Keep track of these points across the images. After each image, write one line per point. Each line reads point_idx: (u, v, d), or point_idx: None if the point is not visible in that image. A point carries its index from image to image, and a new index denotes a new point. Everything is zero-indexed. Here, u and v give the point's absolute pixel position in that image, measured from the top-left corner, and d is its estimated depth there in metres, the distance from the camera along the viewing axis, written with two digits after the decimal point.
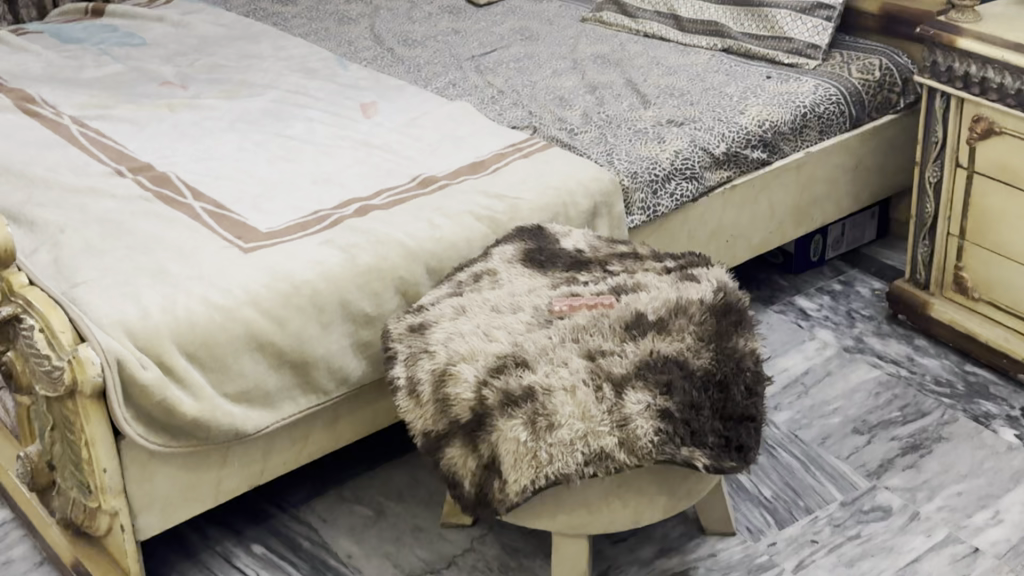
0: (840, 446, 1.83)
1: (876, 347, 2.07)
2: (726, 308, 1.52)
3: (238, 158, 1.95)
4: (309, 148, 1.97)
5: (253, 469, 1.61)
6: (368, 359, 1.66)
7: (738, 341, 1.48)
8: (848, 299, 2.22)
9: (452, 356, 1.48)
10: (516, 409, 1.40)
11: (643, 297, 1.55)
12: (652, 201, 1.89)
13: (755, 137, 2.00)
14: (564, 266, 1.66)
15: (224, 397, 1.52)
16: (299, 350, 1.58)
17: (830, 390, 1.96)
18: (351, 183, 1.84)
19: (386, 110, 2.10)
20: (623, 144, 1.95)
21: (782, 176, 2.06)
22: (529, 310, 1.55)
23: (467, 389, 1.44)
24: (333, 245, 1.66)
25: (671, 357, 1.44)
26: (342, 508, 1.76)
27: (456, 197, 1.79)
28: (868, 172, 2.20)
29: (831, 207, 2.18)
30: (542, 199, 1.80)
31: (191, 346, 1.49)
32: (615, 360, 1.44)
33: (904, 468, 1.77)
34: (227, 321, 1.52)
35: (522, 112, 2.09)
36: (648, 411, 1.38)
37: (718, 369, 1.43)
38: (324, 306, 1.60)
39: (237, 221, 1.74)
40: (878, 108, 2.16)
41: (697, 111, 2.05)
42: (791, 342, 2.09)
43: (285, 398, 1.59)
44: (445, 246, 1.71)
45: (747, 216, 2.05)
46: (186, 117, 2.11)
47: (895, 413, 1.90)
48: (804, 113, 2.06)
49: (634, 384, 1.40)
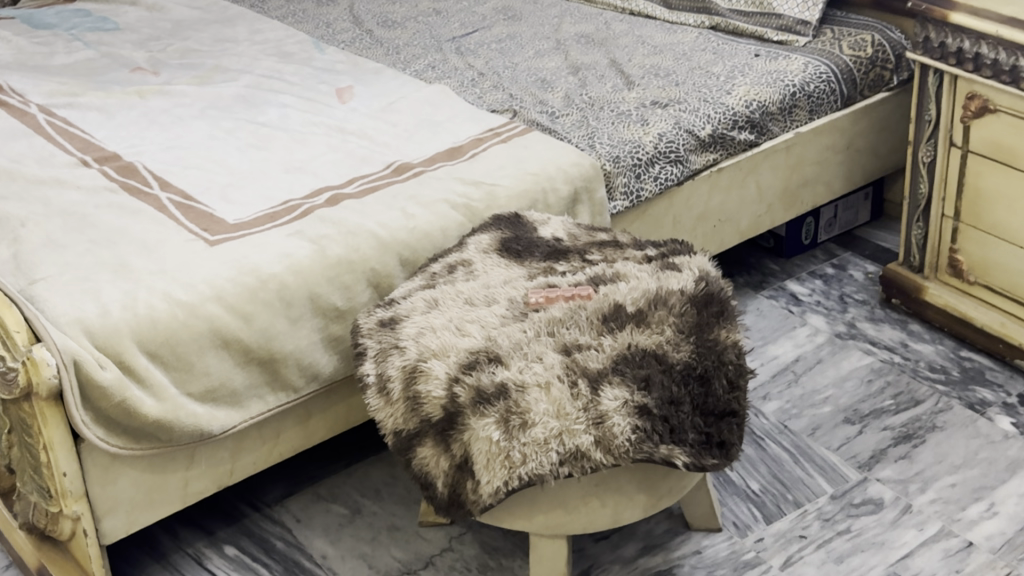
0: (831, 436, 1.77)
1: (869, 333, 2.01)
2: (708, 297, 1.46)
3: (209, 146, 1.89)
4: (281, 135, 1.91)
5: (221, 470, 1.56)
6: (340, 354, 1.60)
7: (720, 333, 1.42)
8: (840, 283, 2.15)
9: (422, 352, 1.43)
10: (488, 407, 1.34)
11: (622, 287, 1.49)
12: (635, 185, 1.83)
13: (742, 118, 1.94)
14: (542, 255, 1.60)
15: (188, 396, 1.47)
16: (266, 346, 1.52)
17: (820, 378, 1.90)
18: (324, 171, 1.78)
19: (362, 95, 2.04)
20: (606, 127, 1.89)
21: (771, 157, 1.99)
22: (504, 302, 1.49)
23: (438, 386, 1.39)
24: (302, 236, 1.61)
25: (650, 351, 1.38)
26: (318, 506, 1.71)
27: (431, 185, 1.73)
28: (860, 153, 2.14)
29: (822, 189, 2.12)
30: (520, 185, 1.73)
31: (152, 345, 1.43)
32: (592, 355, 1.38)
33: (896, 459, 1.72)
34: (190, 318, 1.47)
35: (502, 95, 2.02)
36: (625, 408, 1.32)
37: (699, 362, 1.38)
38: (292, 301, 1.54)
39: (204, 212, 1.68)
40: (870, 85, 2.09)
41: (682, 91, 1.99)
42: (781, 329, 2.03)
43: (253, 396, 1.53)
44: (419, 236, 1.65)
45: (735, 199, 1.99)
46: (157, 104, 2.05)
47: (888, 401, 1.84)
48: (793, 91, 1.99)
49: (611, 380, 1.35)
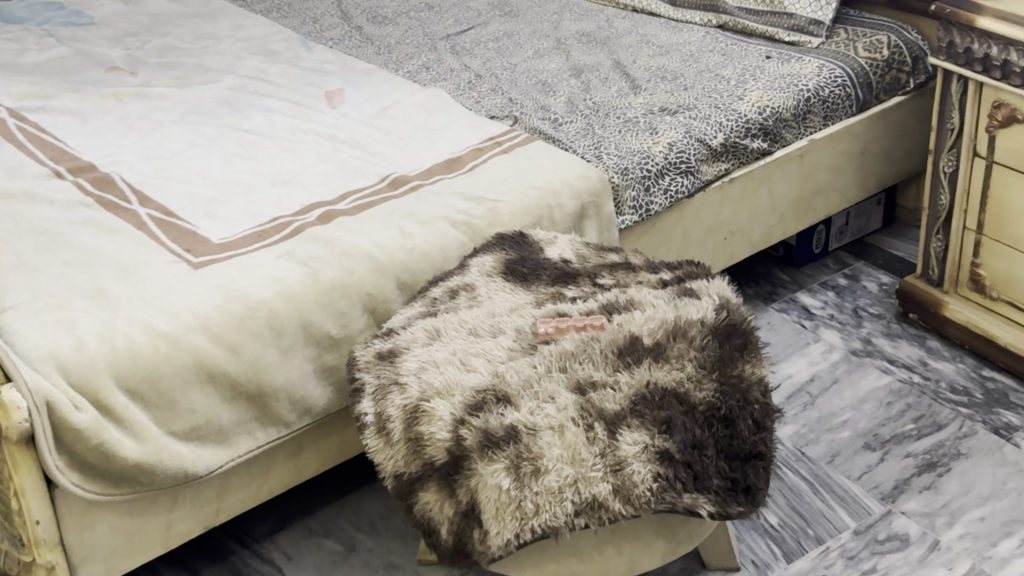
0: (851, 464, 1.68)
1: (886, 349, 1.92)
2: (730, 329, 1.36)
3: (190, 155, 1.77)
4: (267, 142, 1.80)
5: (207, 511, 1.46)
6: (334, 386, 1.50)
7: (745, 368, 1.33)
8: (854, 295, 2.06)
9: (425, 390, 1.32)
10: (497, 453, 1.24)
11: (638, 317, 1.39)
12: (644, 199, 1.72)
13: (755, 125, 1.84)
14: (550, 279, 1.50)
15: (171, 436, 1.37)
16: (255, 379, 1.42)
17: (837, 400, 1.81)
18: (315, 184, 1.67)
19: (353, 99, 1.93)
20: (612, 136, 1.78)
21: (784, 166, 1.89)
22: (511, 333, 1.39)
23: (442, 428, 1.28)
24: (293, 258, 1.50)
25: (670, 389, 1.29)
26: (310, 542, 1.61)
27: (429, 200, 1.62)
28: (875, 159, 2.04)
29: (835, 196, 2.02)
30: (524, 201, 1.63)
31: (132, 382, 1.33)
32: (608, 395, 1.28)
33: (921, 490, 1.63)
34: (173, 351, 1.36)
35: (501, 100, 1.91)
36: (645, 454, 1.23)
37: (723, 402, 1.28)
38: (283, 329, 1.44)
39: (187, 230, 1.58)
40: (886, 89, 1.99)
41: (691, 96, 1.89)
42: (795, 345, 1.94)
43: (241, 432, 1.43)
44: (418, 257, 1.54)
45: (748, 210, 1.89)
46: (135, 107, 1.93)
47: (910, 426, 1.75)
48: (808, 97, 1.89)
49: (630, 422, 1.25)
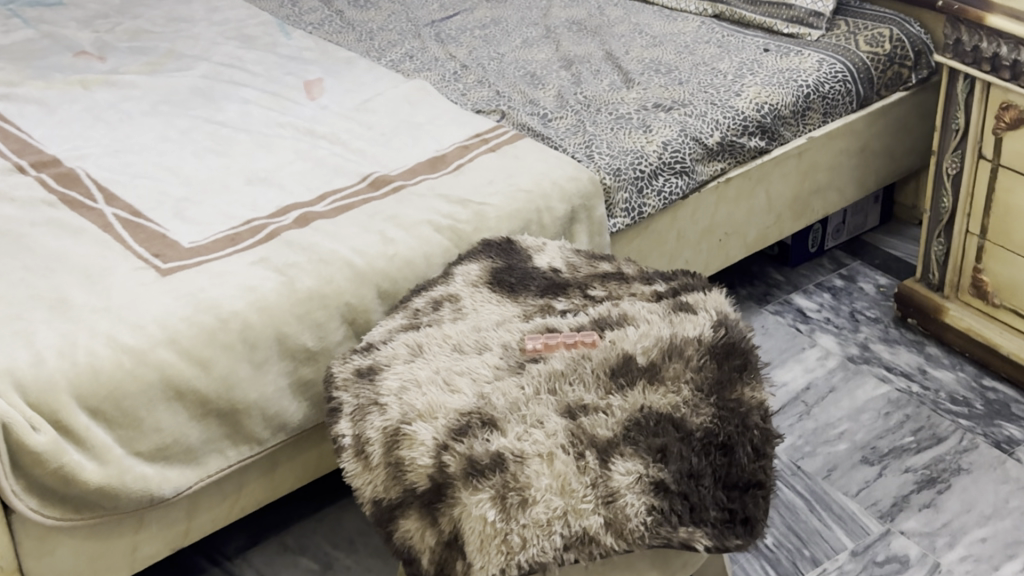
0: (848, 480, 1.62)
1: (884, 356, 1.86)
2: (728, 348, 1.29)
3: (160, 150, 1.69)
4: (242, 137, 1.71)
5: (175, 532, 1.38)
6: (310, 401, 1.42)
7: (744, 392, 1.26)
8: (851, 298, 1.99)
9: (406, 411, 1.25)
10: (482, 481, 1.17)
11: (631, 334, 1.32)
12: (637, 201, 1.65)
13: (753, 123, 1.76)
14: (538, 290, 1.42)
15: (136, 456, 1.29)
16: (226, 396, 1.34)
17: (834, 410, 1.75)
18: (292, 184, 1.59)
19: (333, 90, 1.84)
20: (604, 133, 1.70)
21: (782, 165, 1.82)
22: (497, 350, 1.32)
23: (424, 453, 1.21)
24: (267, 265, 1.42)
25: (665, 414, 1.22)
26: (285, 560, 1.54)
27: (412, 203, 1.54)
28: (874, 156, 1.97)
29: (833, 195, 1.95)
30: (512, 204, 1.55)
31: (95, 400, 1.25)
32: (600, 420, 1.21)
33: (921, 508, 1.57)
34: (138, 368, 1.28)
35: (488, 93, 1.84)
36: (639, 485, 1.16)
37: (721, 429, 1.21)
38: (256, 342, 1.36)
39: (156, 233, 1.50)
40: (888, 85, 1.92)
41: (686, 91, 1.81)
42: (789, 350, 1.87)
43: (211, 451, 1.35)
44: (400, 264, 1.46)
45: (744, 211, 1.81)
46: (103, 96, 1.84)
47: (908, 438, 1.69)
48: (807, 93, 1.82)
49: (623, 451, 1.18)
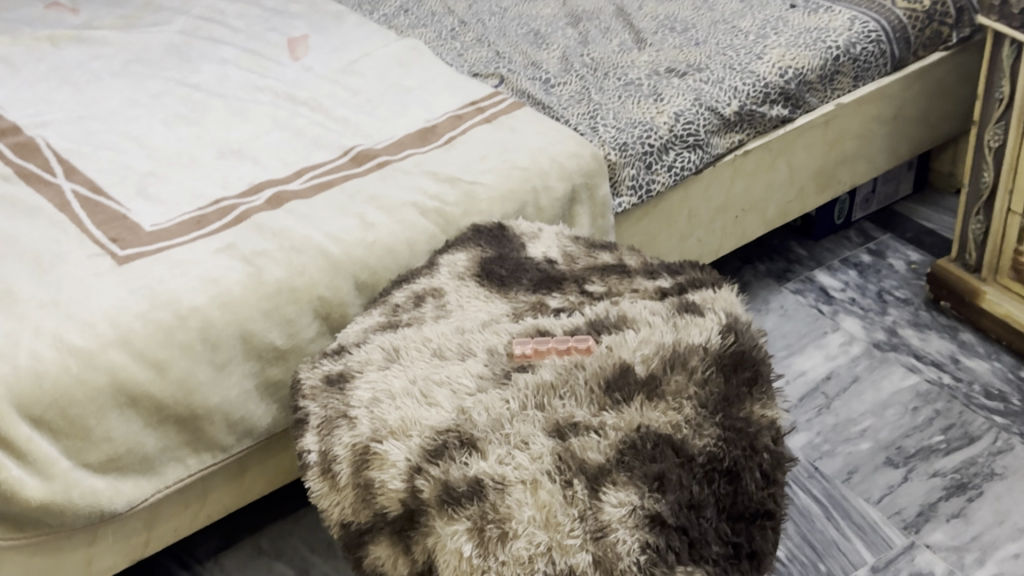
0: (870, 485, 1.49)
1: (914, 343, 1.72)
2: (738, 359, 1.16)
3: (128, 117, 1.56)
4: (217, 103, 1.58)
5: (134, 543, 1.27)
6: (280, 403, 1.30)
7: (754, 409, 1.13)
8: (879, 276, 1.85)
9: (377, 428, 1.13)
10: (458, 511, 1.04)
11: (630, 339, 1.18)
12: (645, 178, 1.50)
13: (775, 90, 1.60)
14: (531, 284, 1.29)
15: (85, 467, 1.18)
16: (184, 401, 1.22)
17: (857, 404, 1.61)
18: (267, 158, 1.46)
19: (318, 48, 1.71)
20: (612, 102, 1.56)
21: (806, 134, 1.66)
22: (482, 356, 1.19)
23: (395, 476, 1.09)
24: (234, 253, 1.29)
25: (665, 436, 1.09)
26: (258, 565, 1.43)
27: (396, 181, 1.41)
28: (908, 123, 1.81)
29: (863, 165, 1.79)
30: (506, 184, 1.41)
31: (37, 408, 1.13)
32: (592, 443, 1.08)
33: (949, 519, 1.44)
34: (86, 372, 1.16)
35: (487, 53, 1.70)
36: (633, 519, 1.02)
37: (726, 453, 1.08)
38: (218, 342, 1.23)
39: (116, 214, 1.37)
40: (926, 44, 1.75)
41: (703, 54, 1.66)
42: (809, 335, 1.74)
43: (170, 460, 1.24)
44: (380, 253, 1.33)
45: (763, 185, 1.66)
46: (72, 54, 1.72)
47: (937, 438, 1.55)
48: (836, 55, 1.65)
49: (616, 479, 1.05)
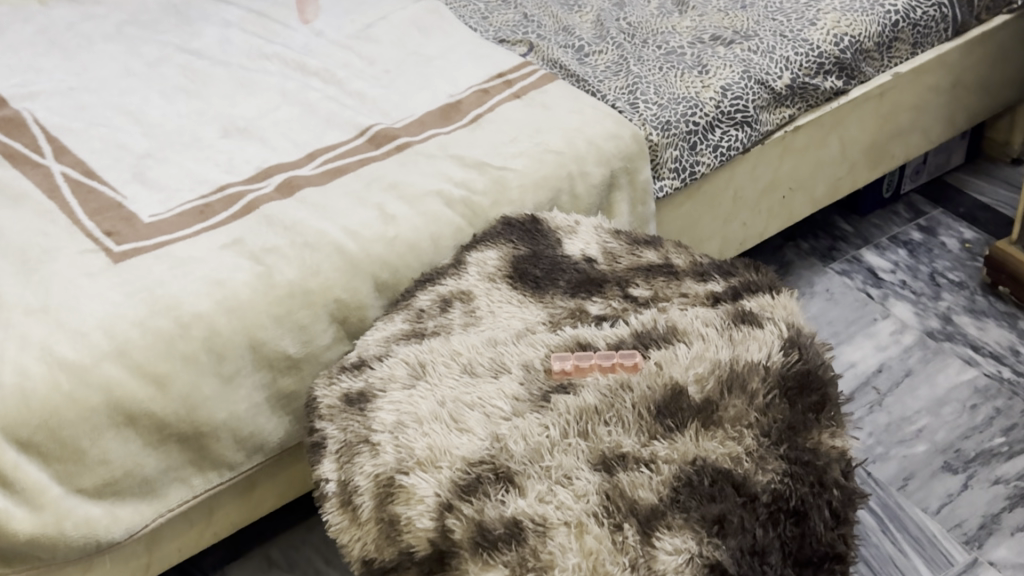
0: (927, 493, 1.38)
1: (970, 332, 1.60)
2: (803, 381, 1.02)
3: (123, 88, 1.43)
4: (220, 72, 1.45)
5: (134, 567, 1.17)
6: (292, 415, 1.19)
7: (823, 439, 0.98)
8: (931, 256, 1.73)
9: (402, 456, 1.01)
10: (494, 557, 0.91)
11: (682, 356, 1.05)
12: (688, 159, 1.38)
13: (830, 60, 1.46)
14: (568, 286, 1.18)
15: (79, 493, 1.06)
16: (188, 418, 1.10)
17: (911, 400, 1.50)
18: (276, 138, 1.33)
19: (329, 11, 1.58)
20: (653, 74, 1.42)
21: (861, 107, 1.53)
22: (517, 372, 1.07)
23: (424, 513, 0.97)
24: (242, 249, 1.17)
25: (724, 472, 0.94)
26: None
27: (417, 166, 1.28)
28: (967, 91, 1.67)
29: (917, 138, 1.66)
30: (538, 170, 1.29)
31: (24, 430, 1.01)
32: (643, 479, 0.94)
33: (1014, 532, 1.32)
34: (78, 390, 1.04)
35: (513, 16, 1.58)
36: (691, 567, 0.87)
37: (792, 491, 0.93)
38: (224, 352, 1.11)
39: (110, 202, 1.24)
40: (990, 7, 1.60)
41: (750, 19, 1.53)
42: (858, 322, 1.62)
43: (172, 481, 1.13)
44: (402, 250, 1.21)
45: (812, 163, 1.54)
46: (62, 14, 1.59)
47: (999, 439, 1.44)
48: (895, 20, 1.51)
49: (671, 522, 0.90)
